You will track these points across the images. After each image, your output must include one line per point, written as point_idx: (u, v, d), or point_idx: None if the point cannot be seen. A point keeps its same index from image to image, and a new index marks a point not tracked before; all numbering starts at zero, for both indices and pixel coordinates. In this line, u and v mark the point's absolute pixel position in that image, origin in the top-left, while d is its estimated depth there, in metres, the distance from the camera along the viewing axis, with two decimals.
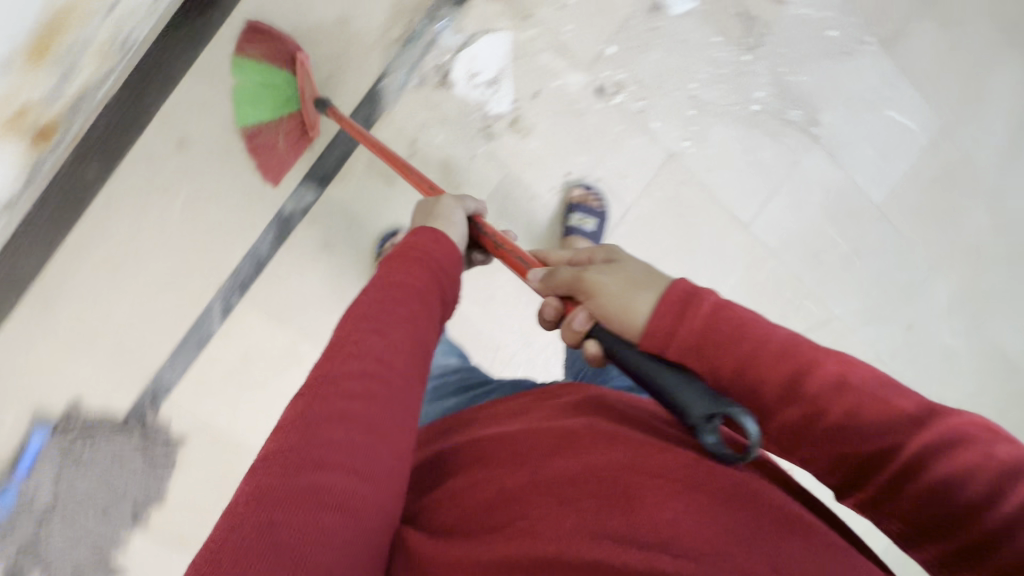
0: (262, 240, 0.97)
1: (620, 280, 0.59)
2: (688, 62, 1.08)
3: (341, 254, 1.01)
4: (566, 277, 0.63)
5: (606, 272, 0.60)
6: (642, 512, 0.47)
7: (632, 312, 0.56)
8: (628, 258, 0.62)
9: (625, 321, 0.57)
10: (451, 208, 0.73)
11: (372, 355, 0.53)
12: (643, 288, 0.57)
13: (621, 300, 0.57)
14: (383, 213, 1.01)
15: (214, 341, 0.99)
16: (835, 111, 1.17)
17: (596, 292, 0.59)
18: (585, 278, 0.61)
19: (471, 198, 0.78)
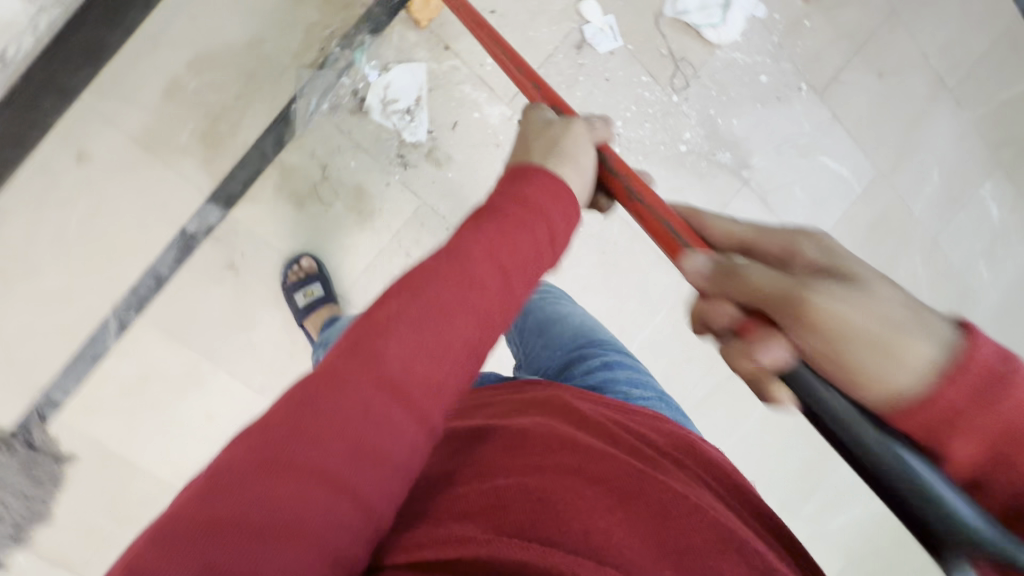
0: (164, 257, 0.96)
1: (872, 317, 0.40)
2: (613, 99, 1.07)
3: (247, 276, 1.00)
4: (755, 283, 0.45)
5: (844, 300, 0.41)
6: (579, 523, 0.42)
7: (884, 368, 0.39)
8: (871, 276, 0.43)
9: (869, 380, 0.40)
10: (585, 149, 0.58)
11: (407, 362, 0.41)
12: (910, 332, 0.39)
13: (895, 346, 0.39)
14: (292, 236, 1.00)
15: (109, 358, 0.97)
16: (766, 155, 1.16)
17: (816, 325, 0.41)
18: (751, 283, 0.45)
19: (602, 129, 0.62)
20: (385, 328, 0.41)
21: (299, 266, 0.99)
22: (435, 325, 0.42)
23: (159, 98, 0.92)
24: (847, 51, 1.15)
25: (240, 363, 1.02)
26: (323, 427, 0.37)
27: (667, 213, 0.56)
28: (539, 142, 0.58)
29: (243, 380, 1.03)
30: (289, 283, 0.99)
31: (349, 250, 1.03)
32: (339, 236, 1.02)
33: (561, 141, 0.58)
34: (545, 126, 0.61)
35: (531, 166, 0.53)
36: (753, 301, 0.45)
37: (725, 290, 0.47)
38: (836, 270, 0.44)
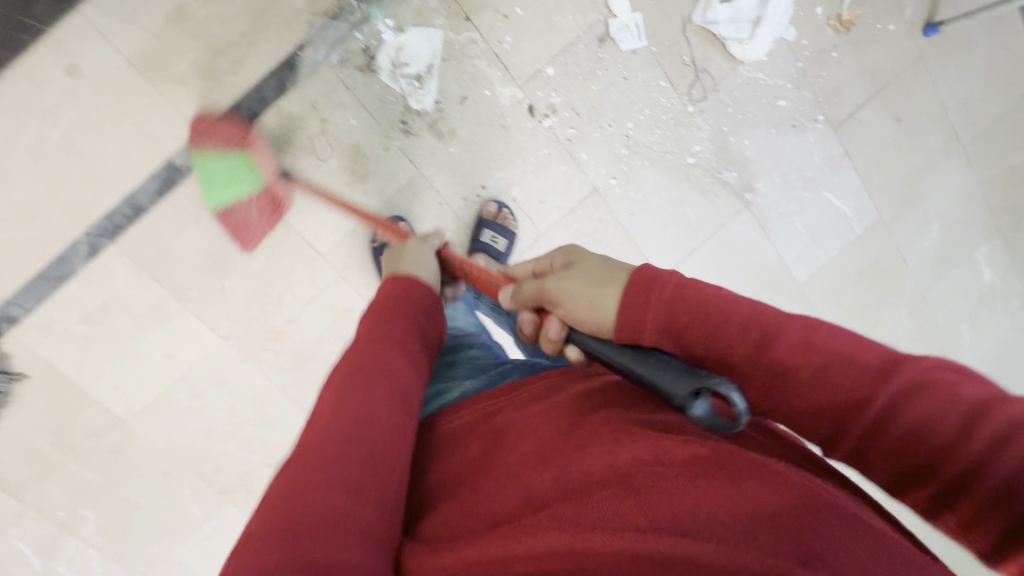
0: (144, 187, 0.93)
1: (581, 280, 0.55)
2: (628, 100, 1.05)
3: (227, 220, 0.97)
4: (530, 290, 0.60)
5: (563, 275, 0.57)
6: (671, 507, 0.41)
7: (598, 310, 0.52)
8: (585, 256, 0.57)
9: (598, 322, 0.53)
10: (422, 254, 0.73)
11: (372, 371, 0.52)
12: (603, 281, 0.53)
13: (599, 294, 0.53)
14: (279, 187, 0.96)
15: (74, 282, 0.95)
16: (771, 182, 1.15)
17: (556, 301, 0.56)
18: (528, 293, 0.61)
19: (433, 237, 0.78)
20: (347, 369, 0.53)
21: (390, 228, 1.00)
22: (385, 344, 0.56)
23: (161, 22, 0.88)
24: (869, 89, 1.14)
25: (208, 307, 1.00)
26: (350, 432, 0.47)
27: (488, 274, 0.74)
28: (394, 260, 0.73)
29: (209, 325, 1.01)
30: (378, 243, 1.01)
31: (336, 211, 1.00)
32: (328, 194, 0.99)
33: (399, 257, 0.73)
34: (390, 257, 0.76)
35: (398, 280, 0.67)
36: (532, 301, 0.61)
37: (526, 303, 0.61)
38: (568, 262, 0.59)
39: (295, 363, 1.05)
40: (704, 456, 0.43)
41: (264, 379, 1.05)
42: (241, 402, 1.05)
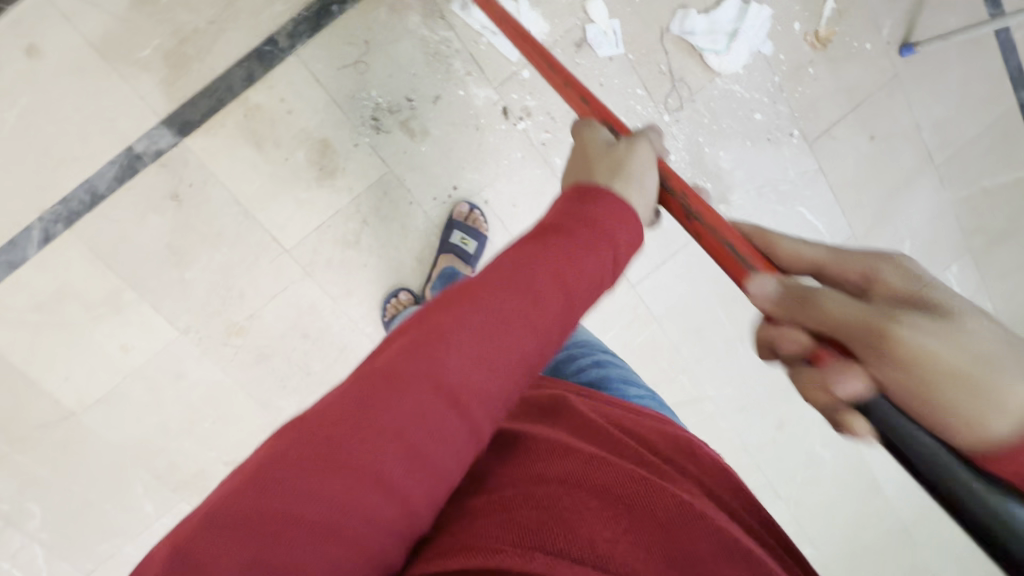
0: (103, 172, 0.91)
1: (956, 352, 0.39)
2: (603, 106, 1.04)
3: (189, 210, 0.94)
4: (840, 313, 0.45)
5: (923, 330, 0.40)
6: (586, 531, 0.44)
7: (981, 402, 0.37)
8: (962, 307, 0.42)
9: (963, 425, 0.38)
10: (647, 171, 0.59)
11: (490, 341, 0.42)
12: (999, 368, 0.38)
13: (973, 379, 0.38)
14: (245, 178, 0.95)
15: (26, 268, 0.92)
16: (746, 194, 1.15)
17: (905, 362, 0.40)
18: (828, 312, 0.46)
19: (646, 143, 0.62)
20: (470, 297, 0.44)
21: (397, 300, 1.03)
22: (529, 283, 0.45)
23: (125, 6, 0.87)
24: (844, 106, 1.15)
25: (167, 300, 0.97)
26: (425, 386, 0.40)
27: (724, 231, 0.58)
28: (602, 167, 0.59)
29: (167, 318, 0.98)
30: (388, 315, 1.04)
31: (303, 206, 0.98)
32: (295, 188, 0.97)
33: (621, 162, 0.59)
34: (608, 148, 0.62)
35: (585, 184, 0.54)
36: (834, 330, 0.46)
37: (801, 317, 0.49)
38: (926, 300, 0.44)
39: (256, 359, 1.03)
40: (633, 494, 0.48)
41: (224, 375, 1.02)
42: (198, 398, 1.03)
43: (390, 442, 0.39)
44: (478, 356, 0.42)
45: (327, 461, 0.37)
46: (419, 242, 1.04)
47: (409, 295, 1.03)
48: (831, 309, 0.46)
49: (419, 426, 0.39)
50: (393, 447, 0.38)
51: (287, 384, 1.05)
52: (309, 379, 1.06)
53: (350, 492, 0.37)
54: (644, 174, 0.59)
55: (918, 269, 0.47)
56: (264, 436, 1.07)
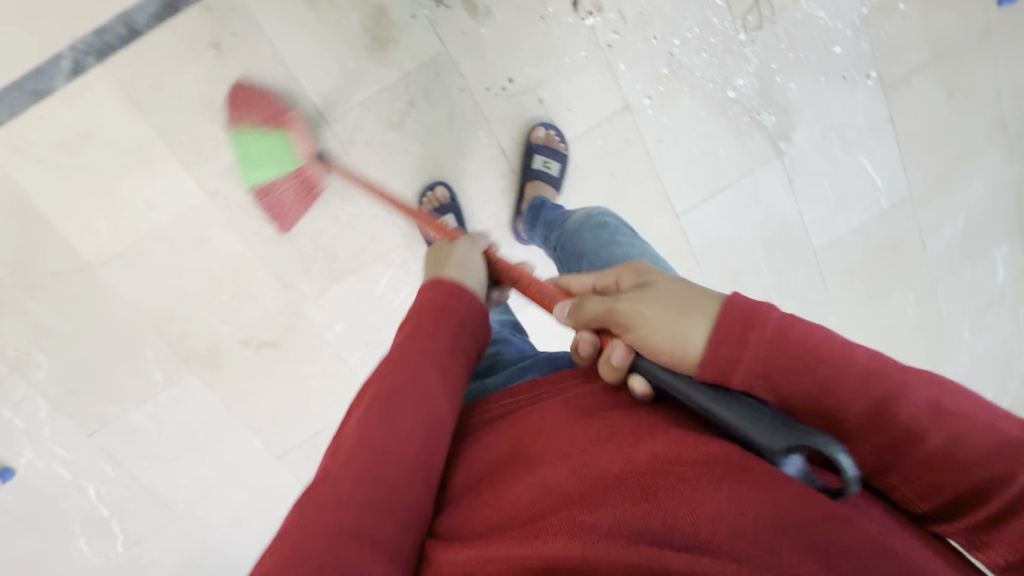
0: (143, 6, 0.85)
1: (657, 304, 0.45)
2: (678, 14, 0.97)
3: (230, 63, 0.88)
4: (595, 308, 0.49)
5: (640, 296, 0.46)
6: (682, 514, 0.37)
7: (684, 339, 0.43)
8: (662, 278, 0.48)
9: (681, 358, 0.43)
10: (471, 259, 0.65)
11: (417, 371, 0.49)
12: (689, 311, 0.44)
13: (681, 323, 0.43)
14: (293, 37, 0.89)
15: (53, 100, 0.87)
16: (809, 135, 1.09)
17: (630, 324, 0.46)
18: (587, 313, 0.50)
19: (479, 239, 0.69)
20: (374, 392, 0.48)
21: (433, 194, 0.98)
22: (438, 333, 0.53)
23: None
24: (928, 54, 1.08)
25: (198, 159, 0.92)
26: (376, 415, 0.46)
27: (542, 284, 0.62)
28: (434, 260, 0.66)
29: (195, 178, 0.93)
30: (422, 211, 0.99)
31: (349, 76, 0.92)
32: (344, 56, 0.91)
33: (446, 259, 0.65)
34: (435, 255, 0.68)
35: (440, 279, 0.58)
36: (597, 323, 0.49)
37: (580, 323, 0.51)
38: (642, 283, 0.49)
39: (282, 237, 0.99)
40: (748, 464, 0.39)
41: (247, 248, 0.98)
42: (218, 269, 0.99)
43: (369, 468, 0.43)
44: (412, 394, 0.47)
45: (313, 515, 0.40)
46: (465, 137, 0.98)
47: (445, 190, 0.99)
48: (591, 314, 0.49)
49: (392, 447, 0.44)
50: (355, 503, 0.41)
51: (311, 268, 1.01)
52: (333, 265, 1.02)
53: (357, 499, 0.41)
54: (468, 256, 0.65)
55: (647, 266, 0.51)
56: (281, 319, 1.04)
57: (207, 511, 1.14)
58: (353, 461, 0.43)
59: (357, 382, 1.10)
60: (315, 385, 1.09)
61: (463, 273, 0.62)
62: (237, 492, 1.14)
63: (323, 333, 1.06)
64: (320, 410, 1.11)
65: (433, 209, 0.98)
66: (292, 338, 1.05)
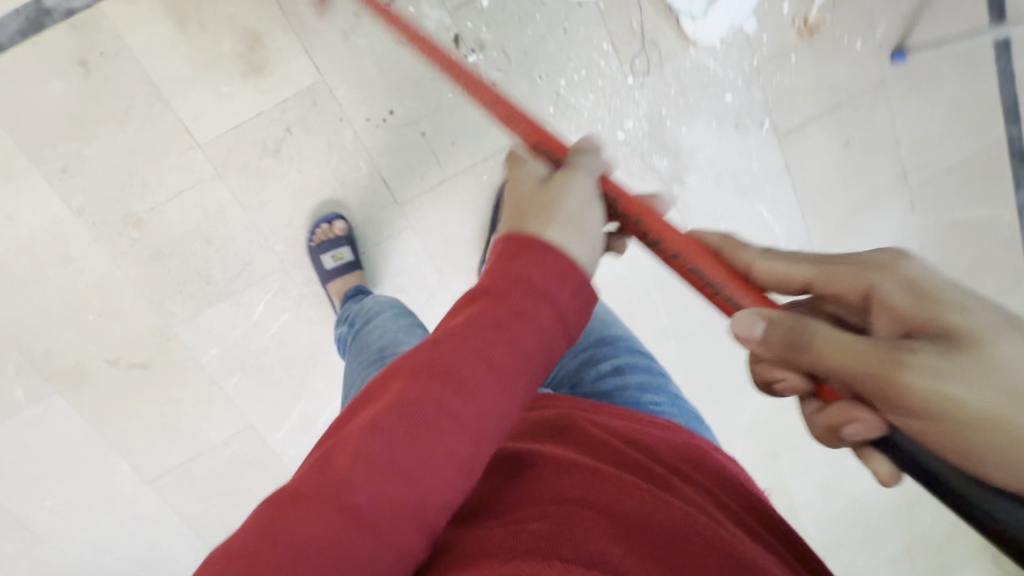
0: (7, 22, 0.84)
1: (976, 391, 0.34)
2: (563, 55, 0.97)
3: (96, 80, 0.87)
4: (838, 357, 0.39)
5: (942, 372, 0.35)
6: (594, 546, 0.39)
7: (991, 429, 0.34)
8: (966, 329, 0.36)
9: (1000, 462, 0.34)
10: (589, 203, 0.50)
11: (494, 340, 0.42)
12: (1019, 403, 0.34)
13: (1008, 422, 0.34)
14: (163, 58, 0.88)
15: None
16: (703, 179, 1.09)
17: (914, 409, 0.36)
18: (820, 357, 0.39)
19: (589, 154, 0.53)
20: (437, 346, 0.42)
21: (329, 227, 0.98)
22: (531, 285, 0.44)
23: None
24: (823, 105, 1.08)
25: (63, 176, 0.91)
26: (434, 380, 0.40)
27: (691, 247, 0.51)
28: (534, 205, 0.49)
29: (59, 195, 0.91)
30: (317, 242, 0.98)
31: (222, 100, 0.91)
32: (217, 79, 0.90)
33: (560, 192, 0.49)
34: (537, 182, 0.52)
35: (515, 233, 0.47)
36: (826, 373, 0.40)
37: (795, 363, 0.41)
38: (912, 323, 0.38)
39: (152, 256, 0.97)
40: (633, 505, 0.42)
41: (115, 267, 0.96)
42: (85, 286, 0.97)
43: (399, 463, 0.38)
44: (469, 385, 0.41)
45: (335, 475, 0.37)
46: (345, 164, 0.97)
47: (344, 224, 0.98)
48: (829, 359, 0.39)
49: (428, 446, 0.39)
50: (384, 475, 0.37)
51: (184, 289, 0.99)
52: (206, 287, 1.00)
53: (380, 479, 0.37)
54: (591, 193, 0.51)
55: (921, 273, 0.39)
56: (152, 340, 1.01)
57: (72, 534, 1.10)
58: (398, 425, 0.39)
59: (232, 407, 1.07)
60: (187, 408, 1.06)
61: (574, 228, 0.48)
62: (104, 516, 1.10)
63: (196, 356, 1.03)
64: (194, 433, 1.08)
65: (327, 242, 0.97)
66: (163, 359, 1.02)
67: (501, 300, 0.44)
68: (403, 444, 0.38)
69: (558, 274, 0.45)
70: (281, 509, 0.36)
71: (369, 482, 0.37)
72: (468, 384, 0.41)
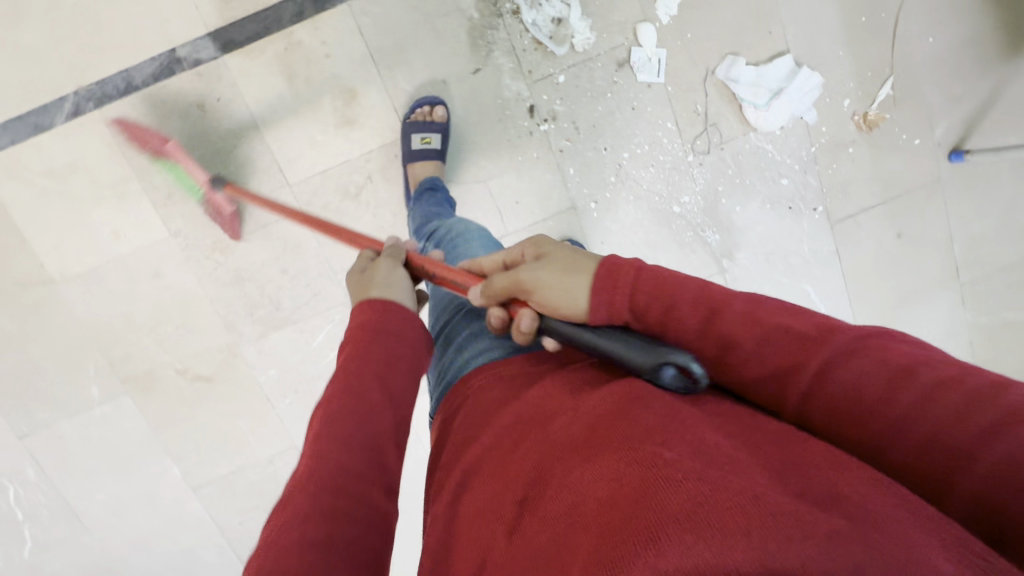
0: (144, 66, 0.95)
1: (549, 274, 0.54)
2: (629, 130, 1.04)
3: (209, 122, 0.98)
4: (500, 283, 0.57)
5: (531, 268, 0.55)
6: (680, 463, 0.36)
7: (574, 299, 0.52)
8: (555, 248, 0.57)
9: (571, 309, 0.53)
10: (399, 271, 0.64)
11: (373, 353, 0.55)
12: (575, 273, 0.53)
13: (574, 291, 0.52)
14: (268, 106, 0.98)
15: (50, 134, 0.97)
16: (753, 257, 1.12)
17: (529, 291, 0.55)
18: (499, 286, 0.57)
19: (398, 245, 0.68)
20: (344, 371, 0.53)
21: (428, 111, 0.98)
22: (392, 329, 0.58)
23: None
24: (876, 196, 1.11)
25: (168, 201, 1.01)
26: (344, 390, 0.51)
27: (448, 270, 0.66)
28: (356, 289, 0.64)
29: (162, 217, 1.02)
30: (411, 121, 0.97)
31: (315, 146, 1.00)
32: (312, 128, 1.00)
33: (377, 274, 0.64)
34: (361, 269, 0.66)
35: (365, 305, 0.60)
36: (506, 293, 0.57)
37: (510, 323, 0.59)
38: (540, 254, 0.58)
39: (232, 280, 1.05)
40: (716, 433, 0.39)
41: (198, 286, 1.05)
42: (168, 301, 1.06)
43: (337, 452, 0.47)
44: (368, 379, 0.53)
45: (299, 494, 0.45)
46: None
47: (443, 110, 0.98)
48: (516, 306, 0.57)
49: (355, 433, 0.49)
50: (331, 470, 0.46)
51: (255, 312, 1.07)
52: (275, 312, 1.07)
53: (338, 472, 0.46)
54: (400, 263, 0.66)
55: (548, 238, 0.59)
56: (219, 356, 1.09)
57: (119, 531, 1.16)
58: (327, 432, 0.48)
59: (281, 426, 1.13)
60: (243, 424, 1.12)
61: (387, 290, 0.62)
62: (151, 517, 1.16)
63: (256, 374, 1.10)
64: (242, 448, 1.13)
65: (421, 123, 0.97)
66: (226, 375, 1.10)
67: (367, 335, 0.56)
68: (336, 435, 0.48)
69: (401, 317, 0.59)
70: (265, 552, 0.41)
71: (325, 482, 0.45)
72: (365, 379, 0.52)
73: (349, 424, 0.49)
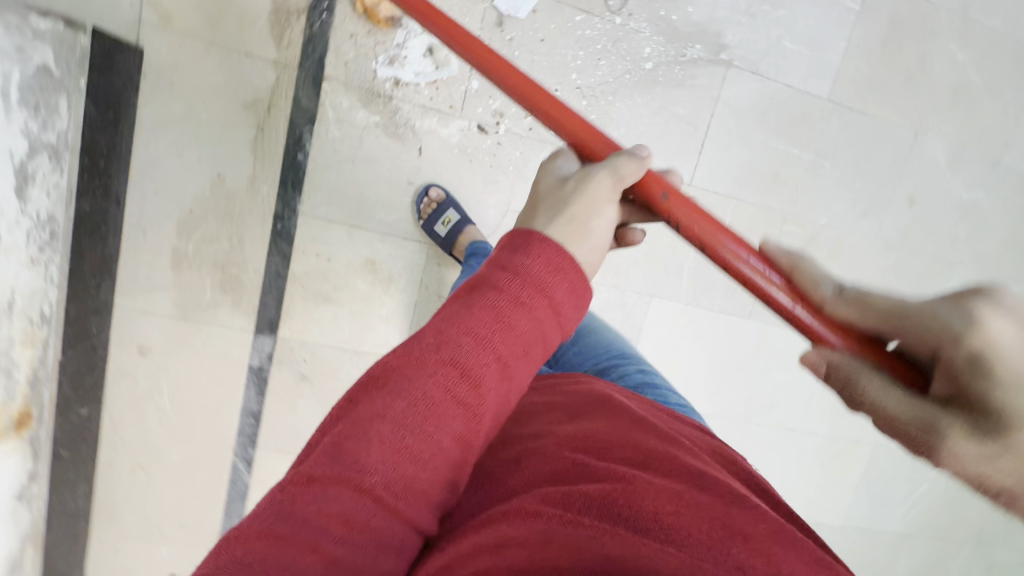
0: (249, 396, 1.05)
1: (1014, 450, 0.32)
2: (558, 57, 1.01)
3: (319, 380, 1.07)
4: (889, 404, 0.40)
5: (962, 430, 0.34)
6: (649, 504, 0.40)
7: (1005, 488, 0.33)
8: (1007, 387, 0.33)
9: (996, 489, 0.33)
10: (597, 208, 0.52)
11: (489, 326, 0.46)
12: None
13: (1009, 473, 0.32)
14: (337, 328, 1.05)
15: (252, 491, 1.09)
16: (739, 27, 1.06)
17: (936, 450, 0.36)
18: (867, 397, 0.42)
19: (621, 165, 0.54)
20: (432, 339, 0.46)
21: (429, 199, 1.00)
22: (478, 323, 0.46)
23: (171, 274, 0.97)
24: None
25: None
26: (447, 354, 0.44)
27: (766, 282, 0.53)
28: (546, 208, 0.53)
29: None
30: (424, 218, 1.00)
31: (389, 319, 1.06)
32: (375, 309, 1.06)
33: (569, 197, 0.53)
34: (559, 181, 0.55)
35: (513, 233, 0.52)
36: (870, 412, 0.42)
37: (846, 400, 0.45)
38: (969, 380, 0.36)
39: None
40: (677, 464, 0.45)
41: None
42: None
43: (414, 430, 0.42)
44: (476, 363, 0.45)
45: (342, 452, 0.41)
46: None
47: (439, 190, 1.01)
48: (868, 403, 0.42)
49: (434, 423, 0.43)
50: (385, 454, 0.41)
51: None
52: None
53: (399, 447, 0.42)
54: (606, 200, 0.53)
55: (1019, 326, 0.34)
56: None
57: None
58: (403, 384, 0.44)
59: None
60: None
61: (574, 229, 0.51)
62: None
63: None
64: None
65: (434, 212, 1.00)
66: None
67: (480, 306, 0.47)
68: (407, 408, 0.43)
69: (526, 304, 0.47)
70: (291, 498, 0.40)
71: (383, 452, 0.41)
72: (466, 362, 0.44)
73: (437, 405, 0.43)
